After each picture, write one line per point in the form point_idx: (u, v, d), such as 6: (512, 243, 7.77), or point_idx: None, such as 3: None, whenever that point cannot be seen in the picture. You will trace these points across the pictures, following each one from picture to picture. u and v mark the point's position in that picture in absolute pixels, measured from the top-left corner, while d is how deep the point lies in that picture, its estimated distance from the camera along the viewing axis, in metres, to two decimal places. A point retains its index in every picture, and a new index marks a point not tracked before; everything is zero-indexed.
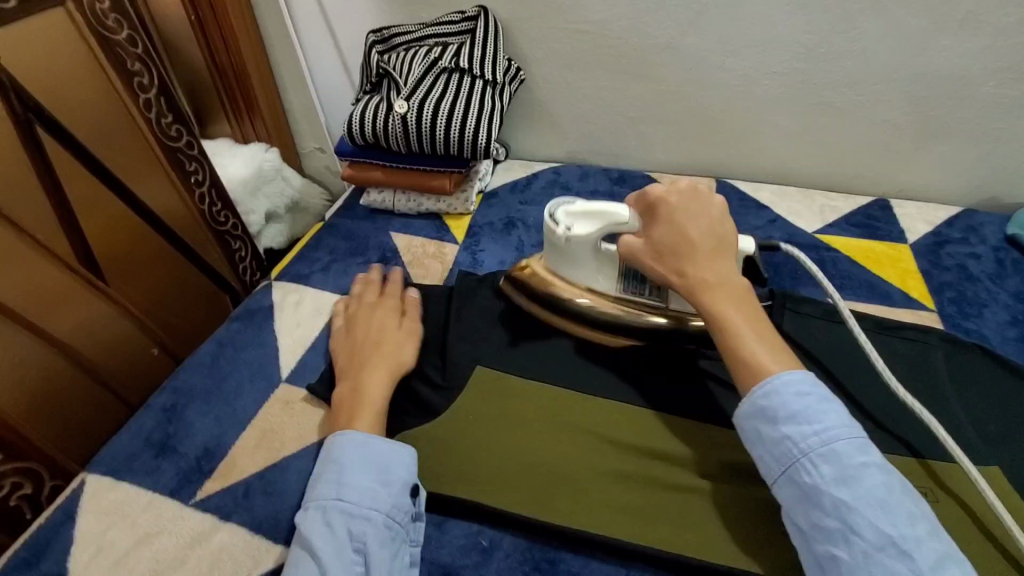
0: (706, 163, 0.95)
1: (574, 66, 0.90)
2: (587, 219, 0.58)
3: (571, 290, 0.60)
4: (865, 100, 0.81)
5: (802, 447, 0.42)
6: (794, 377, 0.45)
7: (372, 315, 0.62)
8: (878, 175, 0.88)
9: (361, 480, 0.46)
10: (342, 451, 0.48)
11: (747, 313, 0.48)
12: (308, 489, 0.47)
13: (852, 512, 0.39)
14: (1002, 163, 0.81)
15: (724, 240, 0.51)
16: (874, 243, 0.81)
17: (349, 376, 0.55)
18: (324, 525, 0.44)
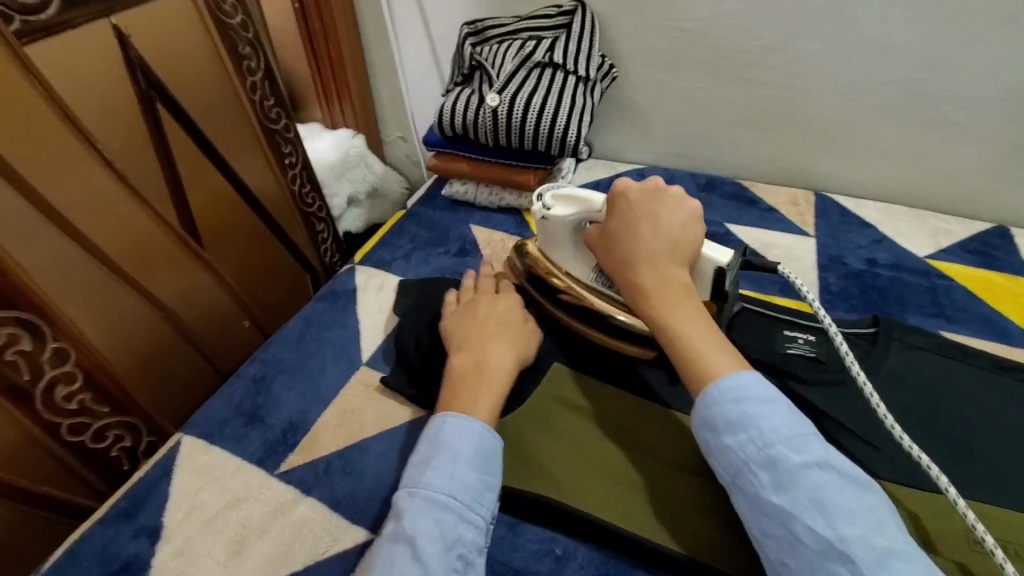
0: (804, 174, 0.89)
1: (669, 66, 0.87)
2: (567, 203, 0.58)
3: (555, 270, 0.62)
4: (997, 117, 0.73)
5: (741, 456, 0.41)
6: (731, 380, 0.43)
7: (497, 300, 0.60)
8: (1003, 200, 0.80)
9: (472, 476, 0.45)
10: (456, 441, 0.47)
11: (696, 317, 0.47)
12: (412, 474, 0.46)
13: (794, 518, 0.38)
14: None
15: (679, 245, 0.50)
16: (993, 273, 0.74)
17: (471, 351, 0.54)
18: (433, 516, 0.43)
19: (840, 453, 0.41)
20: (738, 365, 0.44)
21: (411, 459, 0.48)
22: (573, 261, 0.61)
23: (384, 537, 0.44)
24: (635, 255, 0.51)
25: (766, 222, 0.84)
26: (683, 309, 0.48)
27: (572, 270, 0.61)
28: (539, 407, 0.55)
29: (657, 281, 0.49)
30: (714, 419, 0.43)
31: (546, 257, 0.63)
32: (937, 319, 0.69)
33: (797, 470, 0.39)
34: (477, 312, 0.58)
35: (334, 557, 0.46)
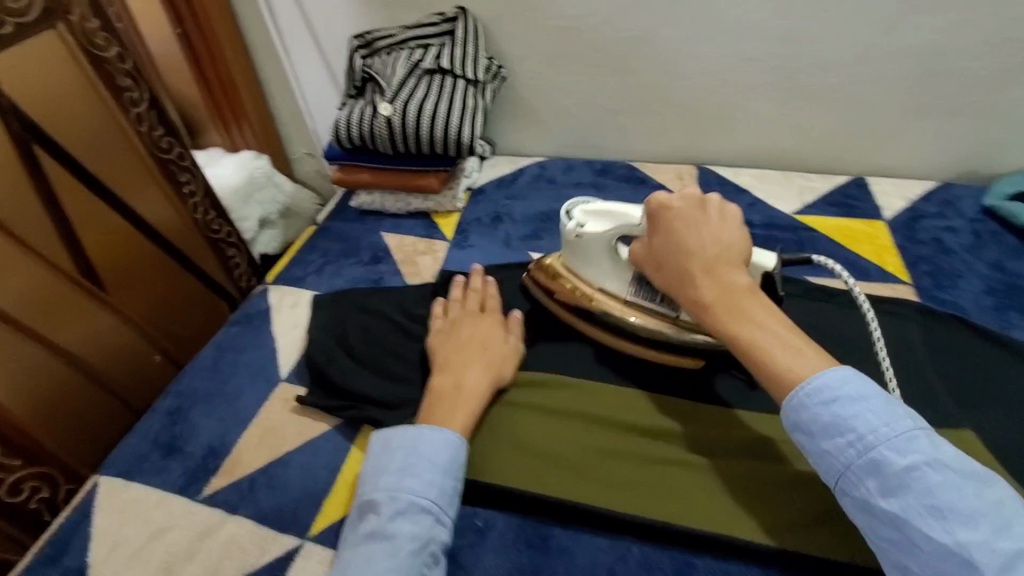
0: (687, 150, 0.97)
1: (553, 62, 0.92)
2: (602, 218, 0.59)
3: (586, 290, 0.61)
4: (837, 82, 0.83)
5: (843, 460, 0.42)
6: (821, 384, 0.44)
7: (478, 321, 0.61)
8: (855, 155, 0.90)
9: (446, 482, 0.48)
10: (430, 449, 0.49)
11: (767, 318, 0.47)
12: (382, 475, 0.49)
13: (906, 522, 0.39)
14: (979, 134, 0.83)
15: (732, 246, 0.51)
16: (852, 221, 0.83)
17: (447, 369, 0.56)
18: (406, 515, 0.46)
19: (952, 451, 0.40)
20: (830, 365, 0.45)
21: (374, 459, 0.51)
22: (607, 277, 0.60)
23: (354, 530, 0.47)
24: (691, 264, 0.50)
25: None
26: (748, 311, 0.48)
27: (607, 288, 0.60)
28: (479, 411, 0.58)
29: (719, 288, 0.49)
30: (806, 423, 0.44)
31: (573, 273, 0.62)
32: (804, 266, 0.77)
33: (903, 471, 0.40)
34: (458, 331, 0.60)
35: (263, 567, 0.48)
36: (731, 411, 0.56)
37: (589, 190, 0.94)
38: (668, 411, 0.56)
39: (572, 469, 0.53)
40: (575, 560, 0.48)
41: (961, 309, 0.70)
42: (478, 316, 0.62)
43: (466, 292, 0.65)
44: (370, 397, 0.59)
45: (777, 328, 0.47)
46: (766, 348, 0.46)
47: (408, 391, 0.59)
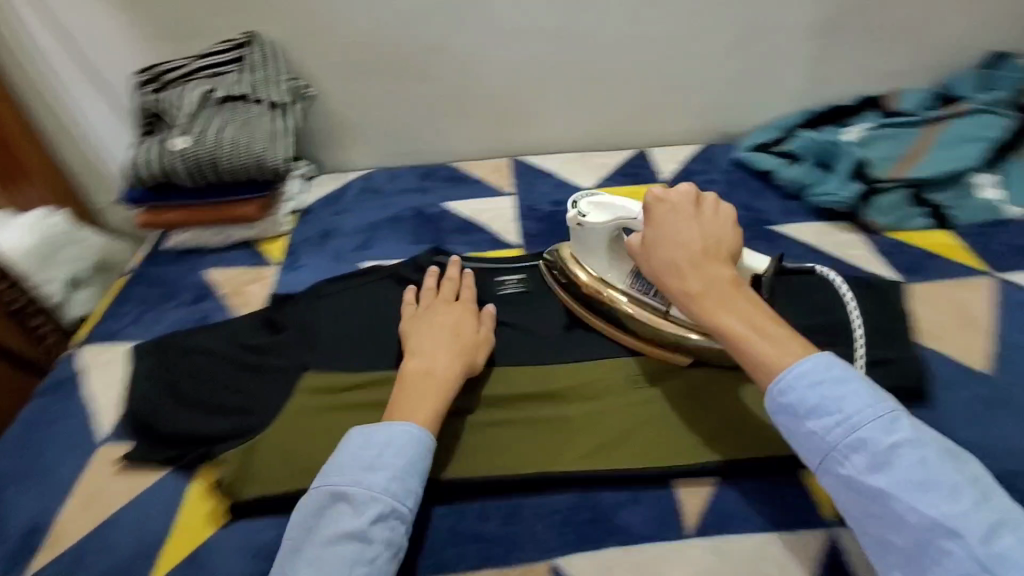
0: (500, 145, 1.05)
1: (356, 77, 0.96)
2: (602, 211, 0.66)
3: (592, 280, 0.68)
4: (604, 71, 0.98)
5: (829, 440, 0.46)
6: (806, 370, 0.48)
7: (452, 311, 0.65)
8: (635, 130, 1.05)
9: (414, 483, 0.50)
10: (408, 453, 0.50)
11: (750, 309, 0.53)
12: (356, 478, 0.49)
13: (893, 496, 0.43)
14: (717, 102, 1.04)
15: (720, 243, 0.58)
16: (636, 186, 0.97)
17: (422, 355, 0.59)
18: (377, 519, 0.47)
19: (929, 431, 0.45)
20: (812, 353, 0.49)
21: (341, 460, 0.50)
22: (609, 269, 0.67)
23: (317, 533, 0.47)
24: (680, 257, 0.57)
25: (476, 192, 0.98)
26: (732, 303, 0.53)
27: (608, 278, 0.67)
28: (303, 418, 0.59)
29: (706, 282, 0.55)
30: (795, 405, 0.47)
31: (580, 264, 0.69)
32: None
33: (887, 449, 0.44)
34: (434, 316, 0.64)
35: None
36: (541, 368, 0.64)
37: (415, 194, 0.98)
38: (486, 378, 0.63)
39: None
40: (418, 534, 0.53)
41: None
42: (451, 305, 0.67)
43: (443, 283, 0.71)
44: (200, 433, 0.59)
45: (757, 315, 0.52)
46: (741, 335, 0.51)
47: (243, 422, 0.60)
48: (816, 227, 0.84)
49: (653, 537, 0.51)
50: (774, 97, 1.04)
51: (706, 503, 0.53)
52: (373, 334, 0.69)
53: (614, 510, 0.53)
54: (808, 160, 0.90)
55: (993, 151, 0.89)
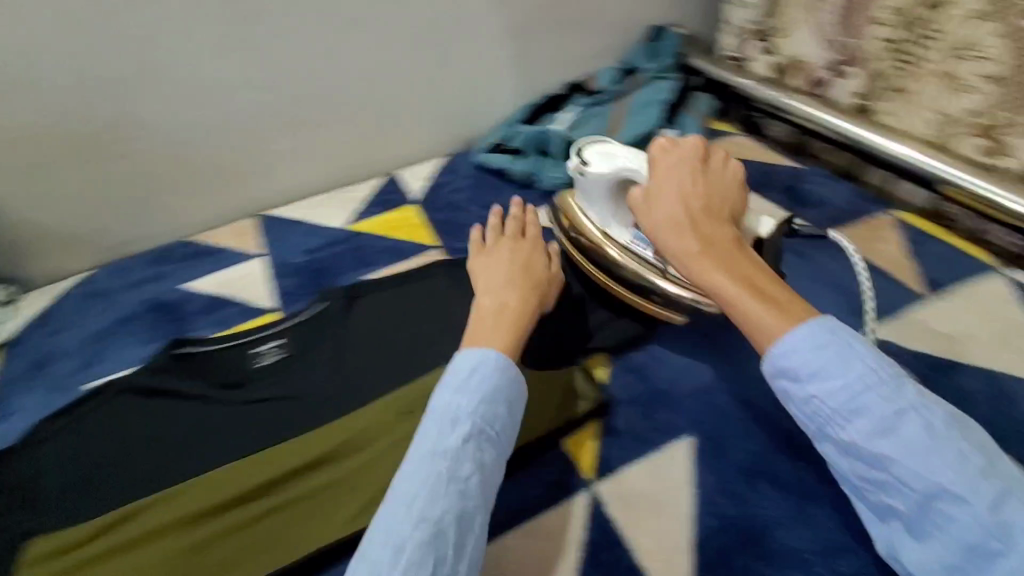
0: (240, 206, 0.99)
1: (33, 174, 0.84)
2: (604, 162, 0.66)
3: (592, 232, 0.69)
4: (321, 109, 0.97)
5: (831, 406, 0.47)
6: (805, 333, 0.48)
7: (524, 246, 0.70)
8: (377, 158, 1.06)
9: (499, 409, 0.52)
10: (502, 371, 0.54)
11: (750, 266, 0.54)
12: (476, 389, 0.53)
13: (897, 462, 0.44)
14: (446, 113, 1.09)
15: (726, 201, 0.59)
16: (390, 214, 0.96)
17: (500, 292, 0.63)
18: (506, 416, 0.53)
19: (937, 397, 0.46)
20: (815, 317, 0.49)
21: (461, 371, 0.54)
22: (608, 218, 0.68)
23: (450, 433, 0.50)
24: (674, 220, 0.57)
25: (222, 262, 0.90)
26: (731, 264, 0.54)
27: (608, 231, 0.68)
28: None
29: (705, 242, 0.56)
30: (798, 369, 0.48)
31: (579, 217, 0.70)
32: (359, 269, 0.85)
33: (893, 416, 0.45)
34: (508, 254, 0.69)
35: None
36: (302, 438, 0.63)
37: (147, 284, 0.87)
38: (247, 466, 0.61)
39: (193, 549, 0.56)
40: None
41: None
42: (518, 243, 0.71)
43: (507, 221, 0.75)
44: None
45: (753, 271, 0.53)
46: (735, 296, 0.52)
47: None
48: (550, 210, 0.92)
49: None
50: (494, 99, 1.12)
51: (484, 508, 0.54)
52: (112, 465, 0.62)
53: None
54: (528, 151, 0.99)
55: (667, 109, 1.05)
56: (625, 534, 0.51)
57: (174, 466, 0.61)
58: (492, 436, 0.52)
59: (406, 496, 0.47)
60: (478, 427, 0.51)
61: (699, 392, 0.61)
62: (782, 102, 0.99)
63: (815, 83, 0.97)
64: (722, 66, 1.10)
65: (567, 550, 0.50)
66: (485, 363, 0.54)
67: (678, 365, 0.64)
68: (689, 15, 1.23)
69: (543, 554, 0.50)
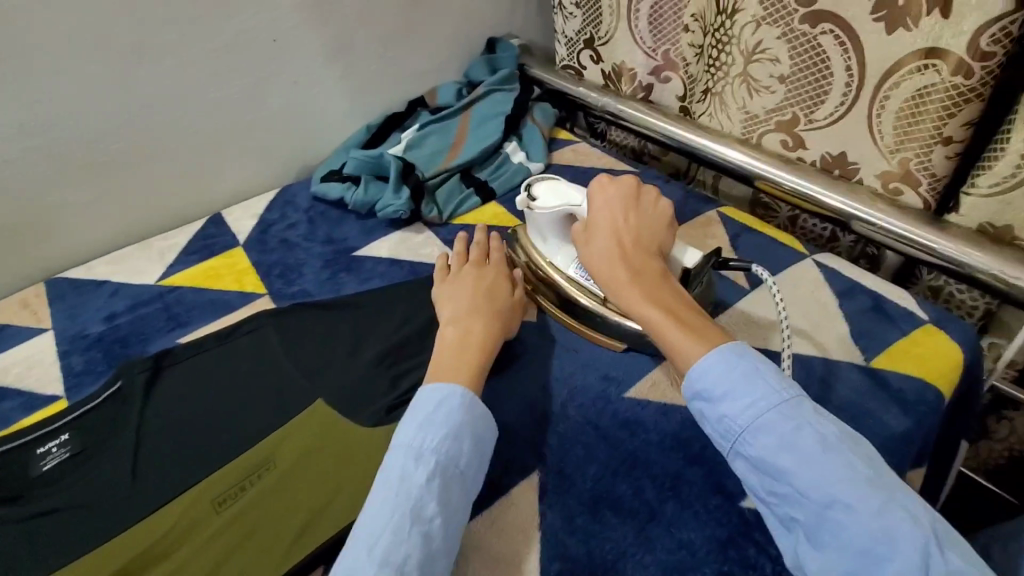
0: (23, 271, 0.84)
1: None
2: (552, 198, 0.67)
3: (540, 260, 0.70)
4: (115, 150, 0.85)
5: (739, 423, 0.47)
6: (718, 356, 0.50)
7: (487, 273, 0.68)
8: (197, 199, 0.95)
9: (464, 445, 0.49)
10: (470, 406, 0.51)
11: (674, 296, 0.56)
12: (439, 424, 0.49)
13: (796, 476, 0.44)
14: (273, 143, 1.00)
15: (660, 232, 0.62)
16: (211, 260, 0.85)
17: (462, 322, 0.61)
18: (471, 454, 0.49)
19: (833, 418, 0.47)
20: (733, 340, 0.52)
21: (427, 407, 0.50)
22: (555, 250, 0.69)
23: (415, 471, 0.46)
24: (606, 254, 0.60)
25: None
26: (656, 293, 0.56)
27: (555, 262, 0.69)
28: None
29: (635, 272, 0.58)
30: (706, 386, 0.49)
31: (533, 249, 0.71)
32: (173, 331, 0.74)
33: (795, 432, 0.45)
34: (470, 280, 0.67)
35: None
36: (98, 550, 0.52)
37: None
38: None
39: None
40: None
41: (307, 293, 0.78)
42: (483, 268, 0.69)
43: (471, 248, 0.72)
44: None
45: (677, 300, 0.56)
46: (658, 323, 0.55)
47: None
48: (393, 238, 0.86)
49: None
50: (328, 124, 1.05)
51: None
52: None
53: None
54: (364, 177, 0.92)
55: (508, 122, 1.03)
56: None
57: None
58: (459, 474, 0.48)
59: (366, 541, 0.42)
60: (442, 465, 0.47)
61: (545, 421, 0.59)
62: (620, 111, 1.02)
63: (644, 88, 1.00)
64: (564, 77, 1.11)
65: None
66: (450, 395, 0.51)
67: (527, 392, 0.61)
68: (524, 25, 1.23)
69: None
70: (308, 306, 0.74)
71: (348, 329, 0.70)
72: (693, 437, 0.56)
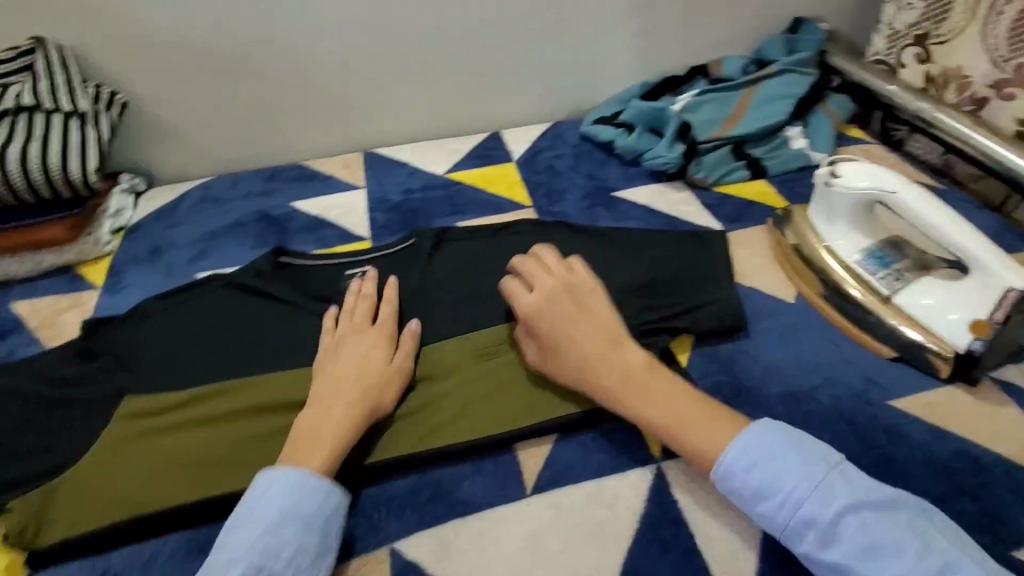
0: (351, 140, 1.04)
1: (178, 78, 0.91)
2: (859, 177, 0.64)
3: (814, 244, 0.69)
4: (445, 56, 0.99)
5: (780, 519, 0.44)
6: (737, 449, 0.46)
7: (361, 337, 0.58)
8: (486, 115, 1.07)
9: (298, 539, 0.43)
10: (301, 494, 0.45)
11: (671, 393, 0.50)
12: (259, 522, 0.44)
13: (850, 569, 0.41)
14: (561, 80, 1.08)
15: (612, 326, 0.55)
16: (489, 168, 0.97)
17: (318, 401, 0.52)
18: (298, 544, 0.43)
19: (863, 490, 0.43)
20: (735, 435, 0.47)
21: (255, 501, 0.45)
22: (837, 235, 0.68)
23: None
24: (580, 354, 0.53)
25: (328, 188, 0.94)
26: (659, 390, 0.51)
27: (834, 247, 0.67)
28: (110, 446, 0.55)
29: (630, 372, 0.52)
30: (740, 490, 0.45)
31: (810, 229, 0.70)
32: (453, 216, 0.87)
33: (832, 519, 0.42)
34: (340, 352, 0.56)
35: None
36: None
37: (258, 198, 0.92)
38: (251, 390, 0.60)
39: (207, 462, 0.54)
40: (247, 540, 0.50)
41: (567, 216, 0.85)
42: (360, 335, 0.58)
43: (359, 302, 0.63)
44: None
45: (683, 399, 0.50)
46: (671, 428, 0.49)
47: (58, 457, 0.55)
48: (652, 189, 0.89)
49: (496, 503, 0.50)
50: (610, 73, 1.09)
51: (546, 463, 0.52)
52: (171, 362, 0.63)
53: (455, 485, 0.51)
54: (640, 127, 0.95)
55: (798, 107, 0.98)
56: (689, 520, 0.48)
57: (220, 372, 0.62)
58: (281, 569, 0.42)
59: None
60: (254, 566, 0.42)
61: (789, 396, 0.59)
62: (936, 120, 0.90)
63: (976, 101, 0.88)
64: (873, 70, 1.02)
65: (627, 517, 0.48)
66: (284, 480, 0.46)
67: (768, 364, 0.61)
68: (834, 12, 1.14)
69: (604, 515, 0.48)
70: (569, 229, 0.78)
71: (602, 254, 0.75)
72: (965, 470, 0.52)
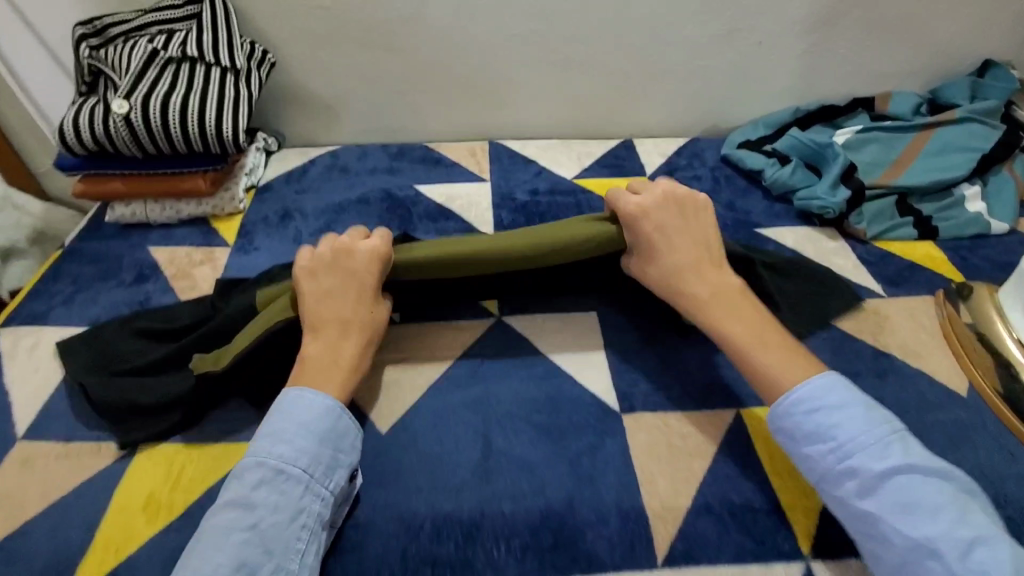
0: (478, 128, 1.01)
1: (325, 44, 0.90)
2: None
3: (1003, 334, 0.61)
4: (592, 54, 0.94)
5: (826, 463, 0.46)
6: (812, 386, 0.48)
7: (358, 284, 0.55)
8: (620, 120, 1.02)
9: (318, 450, 0.47)
10: (321, 411, 0.49)
11: (752, 318, 0.53)
12: (284, 432, 0.47)
13: (880, 518, 0.43)
14: (708, 94, 1.00)
15: (707, 245, 0.57)
16: (619, 179, 0.92)
17: (314, 341, 0.53)
18: (315, 454, 0.47)
19: (921, 460, 0.44)
20: (816, 375, 0.49)
21: (276, 414, 0.49)
22: None
23: (245, 478, 0.45)
24: (665, 260, 0.56)
25: (452, 176, 0.92)
26: (740, 311, 0.53)
27: None
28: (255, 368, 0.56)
29: (713, 290, 0.54)
30: (801, 427, 0.47)
31: (1000, 315, 0.63)
32: None
33: (879, 473, 0.44)
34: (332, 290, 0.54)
35: None
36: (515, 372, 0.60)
37: (383, 175, 0.92)
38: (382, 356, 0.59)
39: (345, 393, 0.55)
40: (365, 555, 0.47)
41: None
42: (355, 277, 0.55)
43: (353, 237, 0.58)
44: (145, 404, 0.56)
45: (761, 326, 0.52)
46: (743, 343, 0.52)
47: None
48: (800, 233, 0.81)
49: (622, 568, 0.46)
50: (762, 93, 1.01)
51: (679, 532, 0.48)
52: None
53: (580, 534, 0.48)
54: (795, 159, 0.87)
55: (983, 162, 0.86)
56: None
57: None
58: (298, 474, 0.46)
59: (201, 539, 0.42)
60: (274, 470, 0.45)
61: None
62: None
63: None
64: None
65: None
66: (301, 404, 0.49)
67: None
68: None
69: None
70: None
71: None
72: None
